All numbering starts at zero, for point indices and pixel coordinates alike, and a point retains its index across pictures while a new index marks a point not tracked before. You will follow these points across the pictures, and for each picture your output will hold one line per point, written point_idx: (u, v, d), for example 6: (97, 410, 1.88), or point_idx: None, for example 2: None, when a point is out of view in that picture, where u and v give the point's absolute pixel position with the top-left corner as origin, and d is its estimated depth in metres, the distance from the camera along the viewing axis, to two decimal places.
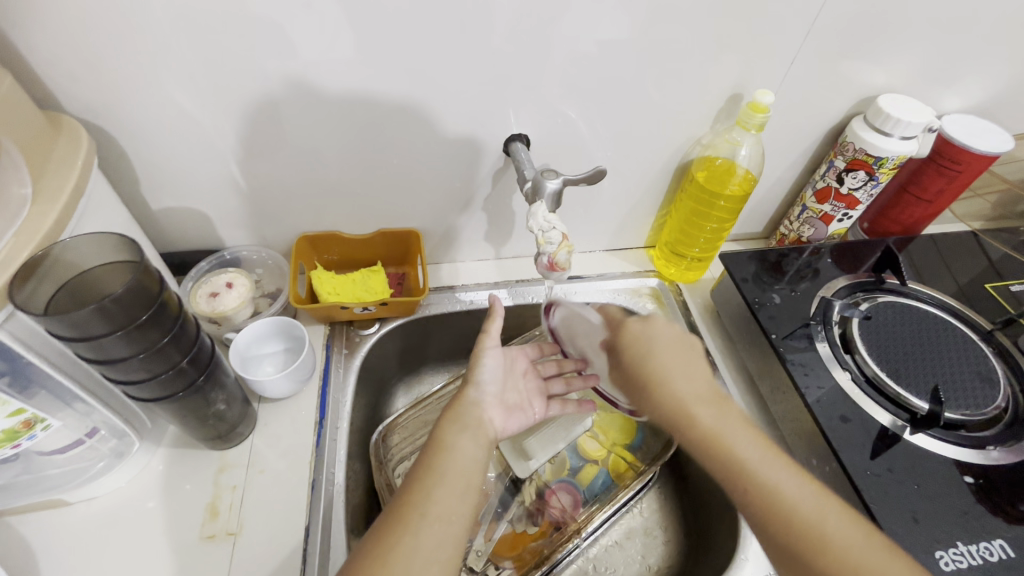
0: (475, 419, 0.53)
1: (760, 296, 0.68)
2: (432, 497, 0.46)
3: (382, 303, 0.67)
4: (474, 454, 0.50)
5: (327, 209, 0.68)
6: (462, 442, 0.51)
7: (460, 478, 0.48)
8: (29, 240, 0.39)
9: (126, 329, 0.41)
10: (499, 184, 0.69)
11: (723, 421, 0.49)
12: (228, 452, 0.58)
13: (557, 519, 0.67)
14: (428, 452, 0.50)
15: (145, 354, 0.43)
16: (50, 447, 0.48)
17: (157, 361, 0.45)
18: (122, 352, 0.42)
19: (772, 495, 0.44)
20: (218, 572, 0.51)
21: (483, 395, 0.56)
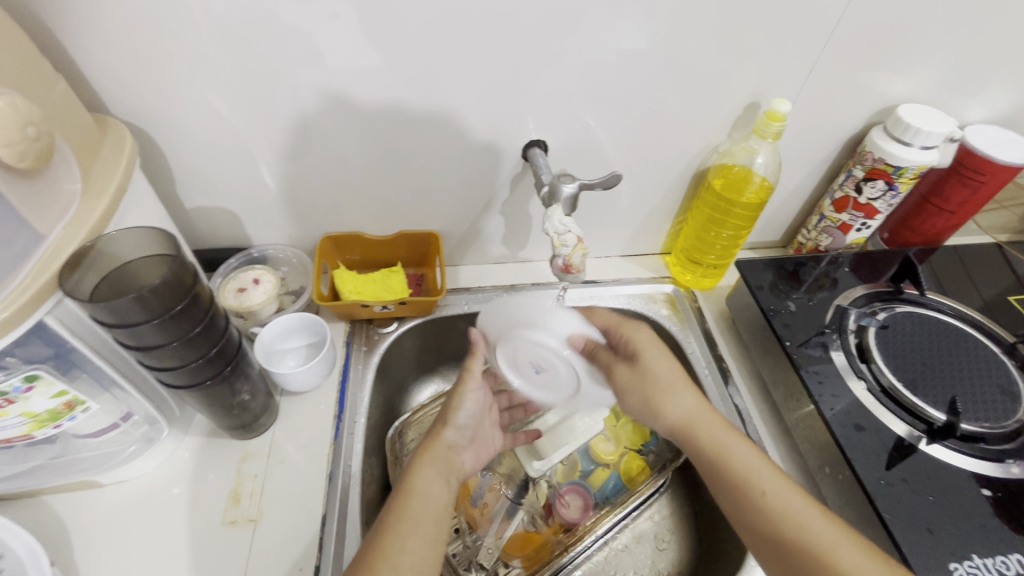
0: (448, 462, 0.55)
1: (775, 303, 0.68)
2: (400, 545, 0.46)
3: (401, 302, 0.69)
4: (440, 494, 0.52)
5: (350, 211, 0.70)
6: (429, 487, 0.52)
7: (424, 529, 0.48)
8: (77, 233, 0.42)
9: (161, 318, 0.43)
10: (517, 189, 0.71)
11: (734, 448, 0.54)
12: (250, 441, 0.60)
13: (567, 521, 0.69)
14: (394, 501, 0.51)
15: (178, 343, 0.46)
16: (87, 429, 0.50)
17: (189, 350, 0.47)
18: (157, 340, 0.44)
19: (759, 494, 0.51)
20: (238, 556, 0.53)
21: (458, 436, 0.58)
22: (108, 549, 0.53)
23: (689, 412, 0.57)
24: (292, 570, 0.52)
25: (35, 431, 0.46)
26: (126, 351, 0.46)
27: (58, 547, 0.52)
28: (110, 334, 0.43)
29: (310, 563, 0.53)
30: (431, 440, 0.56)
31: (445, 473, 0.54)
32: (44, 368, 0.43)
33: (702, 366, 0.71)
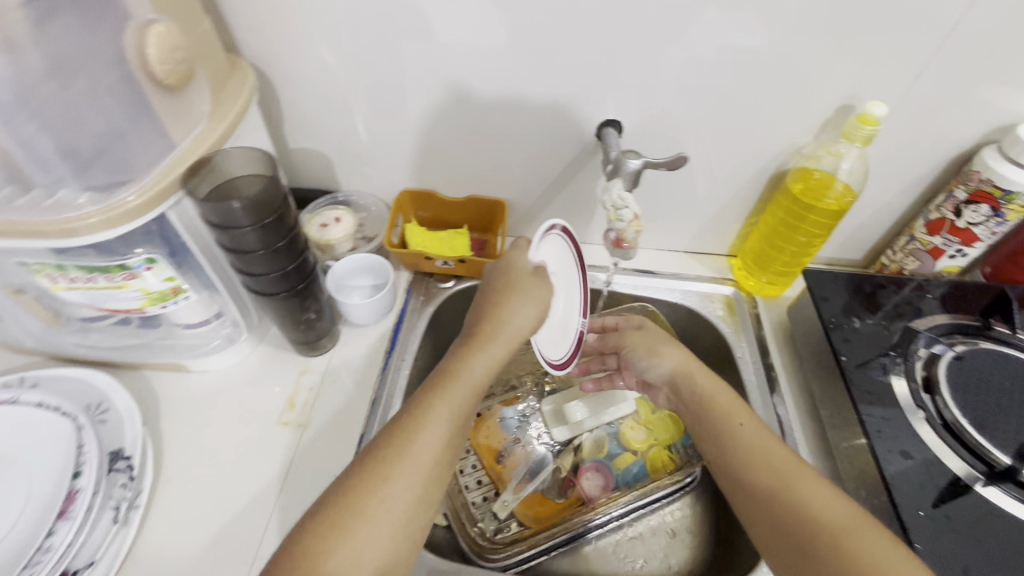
0: (503, 347, 0.51)
1: (839, 317, 0.65)
2: (425, 433, 0.44)
3: (461, 260, 0.73)
4: (477, 377, 0.48)
5: (428, 169, 0.75)
6: (474, 375, 0.48)
7: (455, 424, 0.46)
8: (201, 144, 0.50)
9: (255, 227, 0.50)
10: (587, 168, 0.72)
11: (750, 421, 0.51)
12: (311, 358, 0.67)
13: (583, 494, 0.70)
14: (437, 379, 0.48)
15: (264, 253, 0.52)
16: (185, 320, 0.59)
17: (271, 261, 0.54)
18: (249, 246, 0.51)
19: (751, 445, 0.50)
20: (286, 452, 0.60)
21: (515, 323, 0.52)
22: (185, 424, 0.62)
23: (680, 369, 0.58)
24: (326, 476, 0.58)
25: (147, 309, 0.54)
26: (226, 255, 0.53)
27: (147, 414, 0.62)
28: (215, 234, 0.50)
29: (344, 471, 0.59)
30: (472, 326, 0.52)
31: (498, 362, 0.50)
32: (161, 255, 0.50)
33: (750, 373, 0.70)
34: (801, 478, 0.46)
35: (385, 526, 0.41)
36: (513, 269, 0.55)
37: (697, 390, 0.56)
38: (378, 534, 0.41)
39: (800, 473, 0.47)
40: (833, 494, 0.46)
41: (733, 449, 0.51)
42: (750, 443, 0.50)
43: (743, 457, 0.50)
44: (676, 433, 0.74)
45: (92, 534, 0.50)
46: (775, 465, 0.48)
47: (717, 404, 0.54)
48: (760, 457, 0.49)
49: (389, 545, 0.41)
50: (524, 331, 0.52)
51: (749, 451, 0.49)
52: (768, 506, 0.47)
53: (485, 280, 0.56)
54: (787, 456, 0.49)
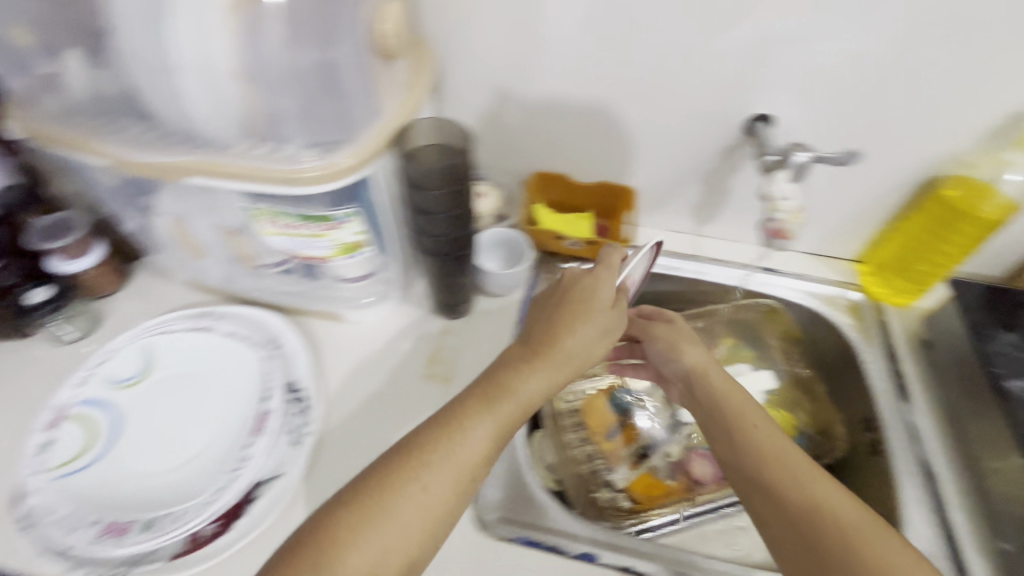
0: (563, 363, 0.51)
1: (989, 329, 0.66)
2: (463, 432, 0.45)
3: (590, 242, 0.76)
4: (529, 394, 0.48)
5: (566, 152, 0.78)
6: (526, 391, 0.49)
7: (494, 426, 0.46)
8: (402, 106, 0.54)
9: (450, 191, 0.55)
10: (727, 160, 0.73)
11: (766, 428, 0.53)
12: (450, 321, 0.72)
13: (694, 480, 0.73)
14: (481, 386, 0.49)
15: (448, 215, 0.57)
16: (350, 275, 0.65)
17: (451, 225, 0.59)
18: (440, 208, 0.57)
19: (762, 454, 0.50)
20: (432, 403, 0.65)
21: (581, 344, 0.52)
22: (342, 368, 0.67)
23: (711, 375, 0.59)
24: None
25: (334, 258, 0.60)
26: (411, 213, 0.59)
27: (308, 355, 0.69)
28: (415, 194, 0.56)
29: None
30: (535, 337, 0.52)
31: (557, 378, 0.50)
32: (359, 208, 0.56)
33: (880, 380, 0.69)
34: (814, 485, 0.47)
35: (417, 512, 0.42)
36: (584, 287, 0.56)
37: (718, 391, 0.57)
38: (410, 519, 0.42)
39: (813, 476, 0.48)
40: (846, 496, 0.47)
41: (750, 449, 0.51)
42: (768, 445, 0.51)
43: (762, 461, 0.50)
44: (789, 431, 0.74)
45: (269, 448, 0.56)
46: (795, 467, 0.49)
47: (730, 409, 0.55)
48: (779, 460, 0.50)
49: (415, 534, 0.42)
50: (581, 354, 0.52)
51: (767, 453, 0.50)
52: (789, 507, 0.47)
53: (546, 299, 0.56)
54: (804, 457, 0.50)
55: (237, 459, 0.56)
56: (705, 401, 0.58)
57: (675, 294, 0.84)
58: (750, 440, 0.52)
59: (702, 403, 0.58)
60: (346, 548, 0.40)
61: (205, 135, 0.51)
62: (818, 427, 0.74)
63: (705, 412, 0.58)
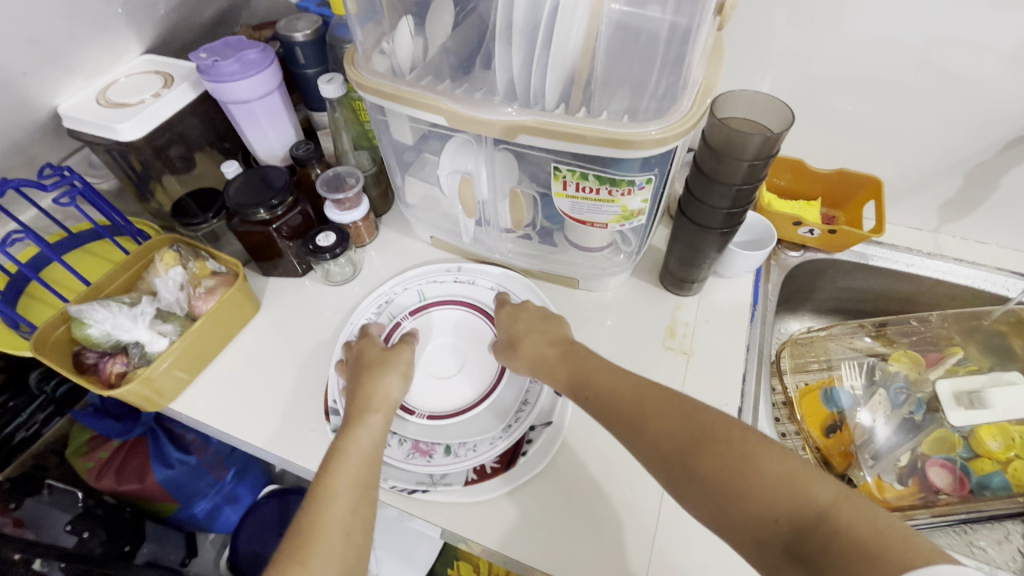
0: (376, 399, 0.55)
1: None
2: (350, 439, 0.51)
3: (829, 231, 0.74)
4: (398, 397, 0.56)
5: (808, 138, 0.78)
6: (361, 446, 0.51)
7: (372, 430, 0.52)
8: (718, 72, 0.54)
9: (755, 161, 0.54)
10: (1005, 154, 0.70)
11: (648, 413, 0.45)
12: (682, 297, 0.74)
13: (932, 489, 0.68)
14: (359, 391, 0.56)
15: (741, 187, 0.56)
16: (591, 244, 0.68)
17: (739, 198, 0.58)
18: (738, 178, 0.56)
19: (733, 479, 0.39)
20: (675, 373, 0.66)
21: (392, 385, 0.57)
22: (584, 331, 0.71)
23: (529, 352, 0.57)
24: (719, 402, 0.64)
25: (611, 224, 0.62)
26: (697, 180, 0.60)
27: None
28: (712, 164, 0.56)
29: (734, 403, 0.64)
30: (364, 376, 0.57)
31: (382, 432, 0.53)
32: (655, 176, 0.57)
33: None
34: (784, 470, 0.39)
35: (347, 493, 0.47)
36: (374, 354, 0.60)
37: (591, 373, 0.51)
38: (341, 500, 0.46)
39: (709, 441, 0.41)
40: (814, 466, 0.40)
41: (680, 471, 0.42)
42: (692, 458, 0.41)
43: (653, 446, 0.43)
44: None
45: (541, 399, 0.61)
46: (734, 462, 0.40)
47: (608, 402, 0.48)
48: (706, 469, 0.40)
49: (358, 505, 0.47)
50: (393, 397, 0.56)
51: (690, 465, 0.41)
52: (738, 521, 0.39)
53: (364, 344, 0.63)
54: (696, 426, 0.43)
55: (518, 402, 0.62)
56: (584, 390, 0.50)
57: (902, 292, 0.81)
58: (703, 451, 0.41)
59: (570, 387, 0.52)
60: (305, 566, 0.43)
61: (530, 99, 0.55)
62: None
63: (646, 451, 0.44)
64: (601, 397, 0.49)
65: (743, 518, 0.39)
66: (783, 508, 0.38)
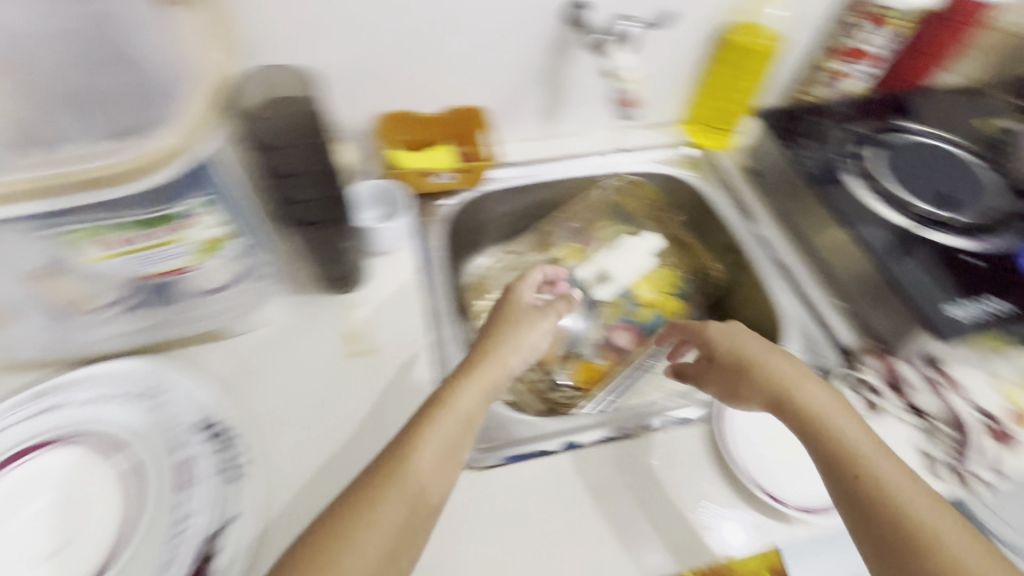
0: (409, 479, 0.45)
1: (790, 139, 0.77)
2: (455, 395, 0.51)
3: (466, 171, 0.78)
4: (427, 468, 0.46)
5: (400, 87, 0.75)
6: (386, 515, 0.43)
7: (477, 385, 0.53)
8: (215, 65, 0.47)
9: (296, 144, 0.49)
10: (555, 55, 0.76)
11: (804, 380, 0.51)
12: (349, 294, 0.68)
13: (621, 350, 0.81)
14: (472, 357, 0.56)
15: (308, 174, 0.51)
16: (210, 285, 0.56)
17: (318, 186, 0.53)
18: (295, 168, 0.50)
19: (841, 446, 0.46)
20: (366, 378, 0.61)
21: (460, 397, 0.51)
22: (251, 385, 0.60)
23: (498, 332, 0.59)
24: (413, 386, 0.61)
25: (201, 262, 0.53)
26: (265, 184, 0.52)
27: None
28: (264, 163, 0.49)
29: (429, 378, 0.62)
30: (486, 347, 0.57)
31: (410, 505, 0.44)
32: (218, 199, 0.48)
33: (726, 211, 0.82)
34: (881, 464, 0.45)
35: (447, 449, 0.48)
36: (491, 332, 0.58)
37: (486, 340, 0.57)
38: (450, 459, 0.48)
39: (859, 445, 0.46)
40: (899, 468, 0.45)
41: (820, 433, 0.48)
42: (838, 424, 0.47)
43: (823, 444, 0.47)
44: (675, 283, 0.87)
45: (210, 494, 0.51)
46: (872, 474, 0.44)
47: (489, 341, 0.57)
48: (847, 447, 0.46)
49: (459, 456, 0.49)
50: (472, 412, 0.51)
51: (836, 434, 0.47)
52: (881, 531, 0.42)
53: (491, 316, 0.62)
54: (869, 438, 0.47)
55: (177, 523, 0.49)
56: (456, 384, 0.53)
57: (548, 198, 0.89)
58: (831, 436, 0.47)
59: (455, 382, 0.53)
60: None
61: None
62: (693, 270, 0.87)
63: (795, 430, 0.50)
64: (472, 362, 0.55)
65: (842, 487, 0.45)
66: (863, 489, 0.44)
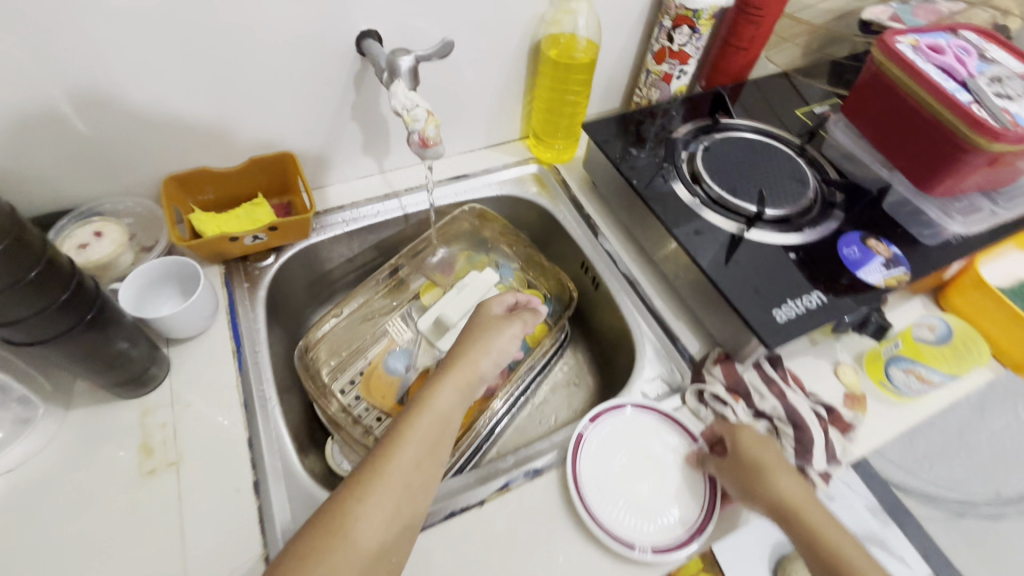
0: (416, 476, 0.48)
1: (620, 152, 0.75)
2: (434, 396, 0.52)
3: (272, 228, 0.67)
4: (448, 406, 0.52)
5: (186, 144, 0.65)
6: (380, 510, 0.45)
7: (460, 391, 0.54)
8: None
9: None
10: (362, 90, 0.69)
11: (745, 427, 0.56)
12: (147, 396, 0.58)
13: (486, 388, 0.75)
14: (451, 359, 0.56)
15: (14, 289, 0.41)
16: None
17: (36, 296, 0.43)
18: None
19: (807, 528, 0.50)
20: (169, 497, 0.52)
21: (444, 399, 0.52)
22: (17, 536, 0.49)
23: (459, 352, 0.57)
24: (228, 493, 0.53)
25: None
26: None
27: None
28: None
29: (248, 482, 0.54)
30: (456, 355, 0.56)
31: (403, 501, 0.46)
32: None
33: (575, 229, 0.81)
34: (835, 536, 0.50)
35: (426, 453, 0.49)
36: (476, 329, 0.60)
37: (454, 353, 0.57)
38: (431, 465, 0.49)
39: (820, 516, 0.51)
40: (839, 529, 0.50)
41: (755, 474, 0.53)
42: (768, 464, 0.53)
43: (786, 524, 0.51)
44: (539, 303, 0.82)
45: None
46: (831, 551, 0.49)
47: (448, 361, 0.56)
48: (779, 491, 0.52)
49: (440, 461, 0.50)
50: (450, 414, 0.52)
51: (784, 499, 0.51)
52: None
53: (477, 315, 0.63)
54: (818, 508, 0.51)
55: None
56: (416, 407, 0.52)
57: (394, 237, 0.83)
58: (796, 517, 0.51)
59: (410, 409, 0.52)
60: None
61: None
62: (555, 288, 0.82)
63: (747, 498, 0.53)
64: (458, 372, 0.54)
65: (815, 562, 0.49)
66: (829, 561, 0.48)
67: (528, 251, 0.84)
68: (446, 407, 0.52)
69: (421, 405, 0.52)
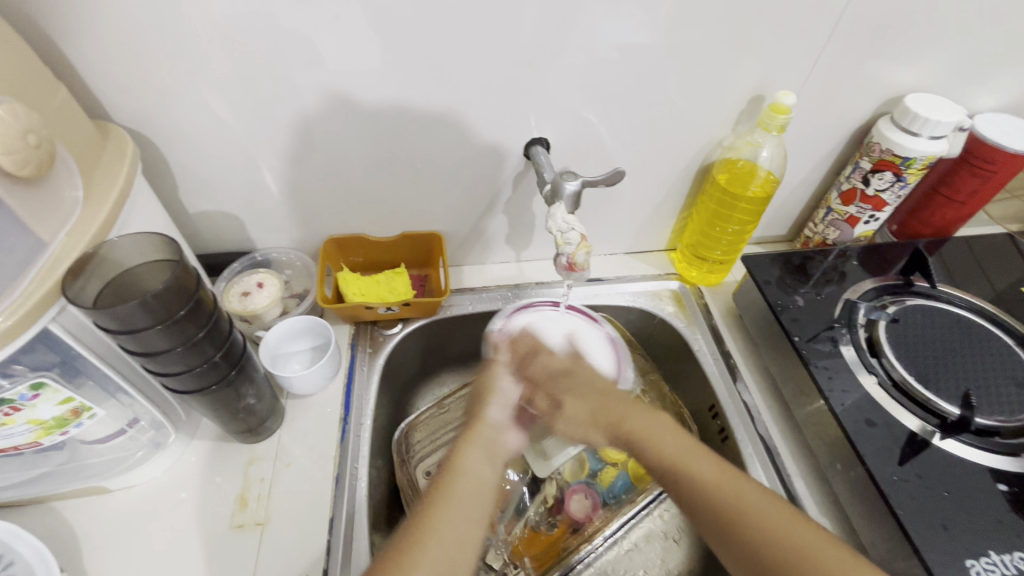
0: (452, 537, 0.43)
1: (783, 298, 0.66)
2: (462, 459, 0.48)
3: (405, 303, 0.69)
4: (488, 476, 0.48)
5: (353, 213, 0.70)
6: None
7: (486, 450, 0.49)
8: (80, 240, 0.42)
9: (165, 323, 0.44)
10: (520, 187, 0.70)
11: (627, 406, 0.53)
12: (257, 445, 0.61)
13: (575, 521, 0.68)
14: (468, 424, 0.52)
15: (182, 348, 0.46)
16: (93, 436, 0.51)
17: (193, 355, 0.48)
18: (162, 345, 0.45)
19: (749, 519, 0.45)
20: (246, 560, 0.53)
21: (478, 461, 0.48)
22: (118, 553, 0.53)
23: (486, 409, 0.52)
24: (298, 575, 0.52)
25: (42, 439, 0.47)
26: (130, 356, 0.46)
27: (65, 552, 0.53)
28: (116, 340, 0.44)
29: (317, 567, 0.53)
30: (475, 415, 0.52)
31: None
32: (49, 375, 0.43)
33: (711, 366, 0.71)
34: (779, 525, 0.44)
35: (462, 513, 0.45)
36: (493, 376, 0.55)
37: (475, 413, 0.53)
38: (469, 528, 0.44)
39: (737, 489, 0.46)
40: (774, 508, 0.45)
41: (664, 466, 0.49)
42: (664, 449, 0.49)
43: (734, 518, 0.45)
44: None
45: None
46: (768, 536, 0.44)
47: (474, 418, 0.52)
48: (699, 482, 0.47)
49: (477, 521, 0.45)
50: (483, 475, 0.47)
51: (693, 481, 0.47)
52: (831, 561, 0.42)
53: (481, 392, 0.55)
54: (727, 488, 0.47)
55: None
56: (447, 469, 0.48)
57: None
58: (731, 506, 0.45)
59: (443, 471, 0.48)
60: None
61: None
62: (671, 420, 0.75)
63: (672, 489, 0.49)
64: (477, 429, 0.50)
65: (756, 544, 0.44)
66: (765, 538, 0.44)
67: (683, 363, 0.75)
68: (480, 466, 0.48)
69: (450, 469, 0.47)
